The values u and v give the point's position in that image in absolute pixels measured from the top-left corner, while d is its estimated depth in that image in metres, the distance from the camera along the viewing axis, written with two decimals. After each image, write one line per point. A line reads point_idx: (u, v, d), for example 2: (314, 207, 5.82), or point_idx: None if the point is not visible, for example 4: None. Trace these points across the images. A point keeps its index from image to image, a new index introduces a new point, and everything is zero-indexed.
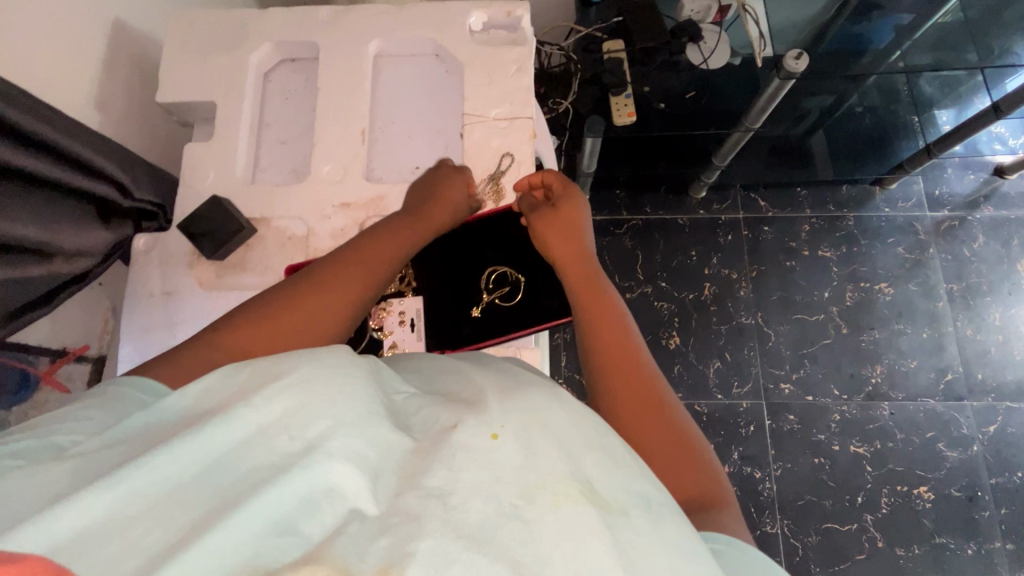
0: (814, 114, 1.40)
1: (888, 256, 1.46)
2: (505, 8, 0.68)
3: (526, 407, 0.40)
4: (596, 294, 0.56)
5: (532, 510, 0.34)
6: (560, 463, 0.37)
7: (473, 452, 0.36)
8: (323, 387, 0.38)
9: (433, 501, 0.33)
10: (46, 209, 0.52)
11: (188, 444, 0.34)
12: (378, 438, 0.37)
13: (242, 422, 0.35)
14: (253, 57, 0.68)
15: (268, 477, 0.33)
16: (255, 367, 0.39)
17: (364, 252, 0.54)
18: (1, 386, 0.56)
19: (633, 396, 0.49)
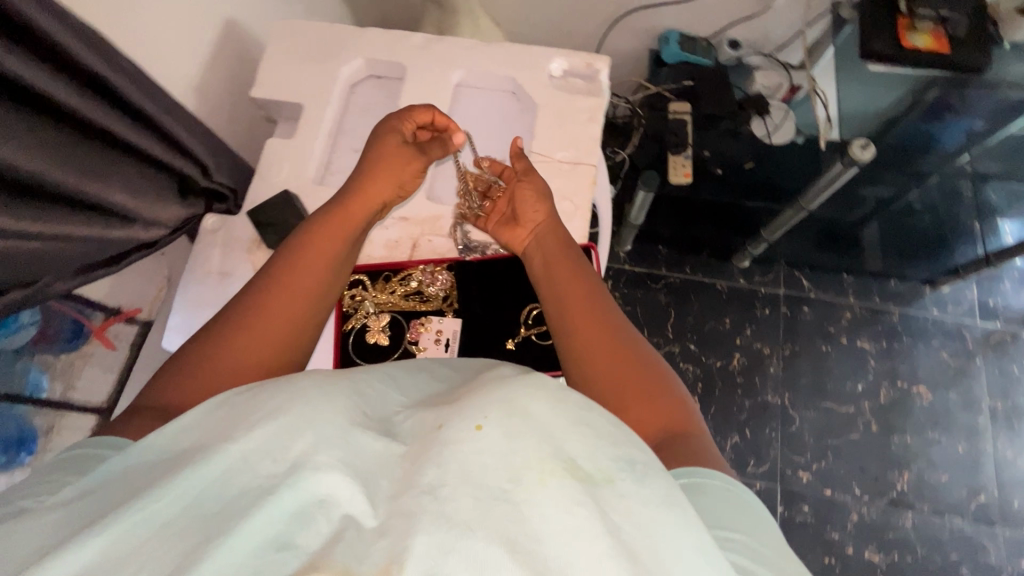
0: (871, 204, 1.33)
1: (930, 360, 1.41)
2: (585, 59, 0.72)
3: (511, 390, 0.37)
4: (561, 256, 0.56)
5: (523, 491, 0.32)
6: (540, 441, 0.34)
7: (460, 446, 0.34)
8: (294, 411, 0.35)
9: (426, 495, 0.32)
10: (133, 177, 0.55)
11: (174, 485, 0.33)
12: (361, 445, 0.35)
13: (224, 456, 0.34)
14: (344, 69, 0.73)
15: (257, 501, 0.31)
16: (237, 402, 0.38)
17: (325, 232, 0.54)
18: (55, 332, 0.60)
19: (601, 349, 0.49)
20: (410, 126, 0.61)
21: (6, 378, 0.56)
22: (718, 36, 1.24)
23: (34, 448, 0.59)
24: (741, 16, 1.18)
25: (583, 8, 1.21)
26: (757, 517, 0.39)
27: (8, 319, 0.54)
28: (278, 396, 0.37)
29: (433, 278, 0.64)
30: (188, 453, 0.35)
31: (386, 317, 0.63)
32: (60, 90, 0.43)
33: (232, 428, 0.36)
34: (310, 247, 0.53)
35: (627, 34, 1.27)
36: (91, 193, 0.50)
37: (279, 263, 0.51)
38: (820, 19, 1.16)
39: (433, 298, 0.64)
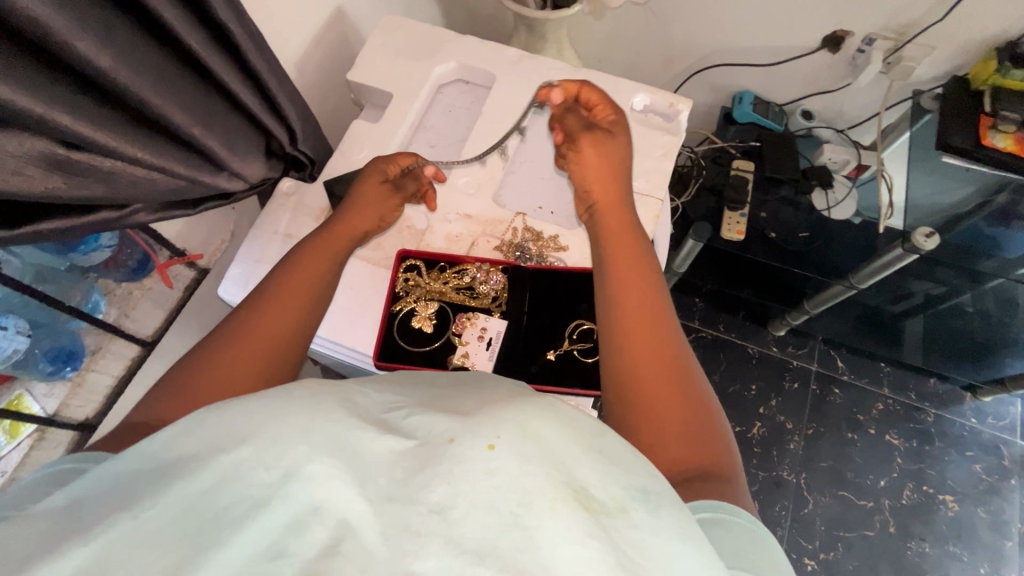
0: (918, 298, 1.32)
1: (962, 470, 1.34)
2: (668, 99, 0.74)
3: (516, 413, 0.35)
4: (633, 265, 0.56)
5: (534, 517, 0.30)
6: (548, 468, 0.32)
7: (465, 468, 0.31)
8: (276, 423, 0.33)
9: (434, 517, 0.30)
10: (230, 131, 0.57)
11: (164, 491, 0.31)
12: (358, 450, 0.33)
13: (212, 469, 0.31)
14: (437, 69, 0.76)
15: (251, 513, 0.30)
16: (226, 407, 0.35)
17: (315, 251, 0.56)
18: (123, 259, 0.63)
19: (652, 368, 0.49)
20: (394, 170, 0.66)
21: (68, 291, 0.59)
22: (792, 105, 1.26)
23: (78, 365, 0.62)
24: (820, 88, 1.19)
25: (663, 57, 1.25)
26: (766, 551, 0.39)
27: (91, 239, 0.58)
28: (269, 403, 0.35)
29: (487, 276, 0.65)
30: (175, 460, 0.32)
31: (435, 306, 0.64)
32: (191, 36, 0.47)
33: (217, 437, 0.33)
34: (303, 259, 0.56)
35: (702, 89, 1.29)
36: (196, 138, 0.52)
37: (279, 278, 0.53)
38: (900, 103, 1.15)
39: (482, 296, 0.65)
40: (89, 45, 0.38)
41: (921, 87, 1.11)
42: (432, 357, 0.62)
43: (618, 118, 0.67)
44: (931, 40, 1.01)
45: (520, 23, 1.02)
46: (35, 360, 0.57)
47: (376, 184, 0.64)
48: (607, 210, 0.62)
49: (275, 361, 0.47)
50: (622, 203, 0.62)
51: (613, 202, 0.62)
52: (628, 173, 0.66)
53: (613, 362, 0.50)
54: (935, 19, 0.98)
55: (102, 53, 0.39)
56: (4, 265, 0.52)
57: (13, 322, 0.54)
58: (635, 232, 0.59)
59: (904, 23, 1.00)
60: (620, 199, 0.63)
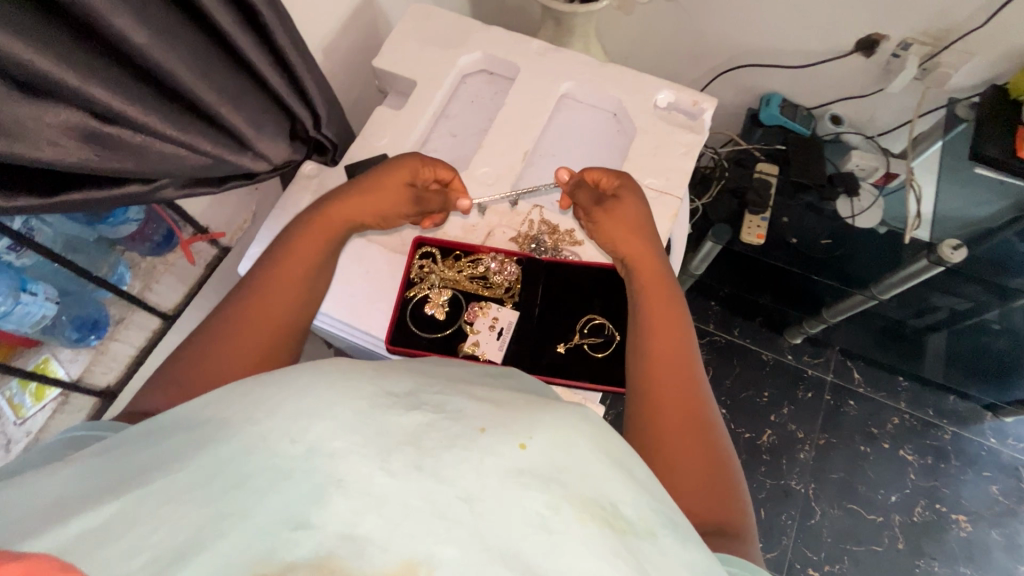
0: (942, 312, 1.28)
1: (978, 490, 1.31)
2: (693, 97, 0.73)
3: (550, 416, 0.36)
4: (664, 314, 0.55)
5: (561, 521, 0.31)
6: (582, 481, 0.34)
7: (495, 458, 0.33)
8: (306, 397, 0.34)
9: (461, 505, 0.31)
10: (257, 112, 0.58)
11: (191, 457, 0.32)
12: (386, 423, 0.34)
13: (241, 436, 0.33)
14: (462, 58, 0.76)
15: (271, 485, 0.31)
16: (255, 391, 0.36)
17: (308, 241, 0.55)
18: (149, 235, 0.65)
19: (677, 422, 0.49)
20: (427, 172, 0.60)
21: (97, 262, 0.61)
22: (821, 109, 1.23)
23: (103, 335, 0.64)
24: (852, 93, 1.17)
25: (691, 56, 1.23)
26: None
27: (120, 212, 0.60)
28: (300, 377, 0.36)
29: (502, 267, 0.65)
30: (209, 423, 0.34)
31: (447, 294, 0.65)
32: (222, 14, 0.47)
33: (246, 410, 0.34)
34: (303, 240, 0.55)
35: (729, 89, 1.27)
36: (225, 116, 0.53)
37: (267, 265, 0.53)
38: (934, 111, 1.12)
39: (496, 286, 0.66)
40: (125, 19, 0.39)
41: (957, 95, 1.08)
42: (442, 343, 0.62)
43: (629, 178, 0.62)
44: (970, 47, 0.98)
45: (548, 16, 1.01)
46: (62, 327, 0.59)
47: (400, 182, 0.59)
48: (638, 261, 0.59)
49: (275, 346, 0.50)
50: (653, 252, 0.59)
51: (644, 252, 0.59)
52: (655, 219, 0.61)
53: (637, 426, 0.50)
54: (977, 24, 0.95)
55: (138, 28, 0.40)
56: (37, 233, 0.54)
57: (43, 289, 0.56)
58: (668, 279, 0.58)
59: (943, 29, 0.98)
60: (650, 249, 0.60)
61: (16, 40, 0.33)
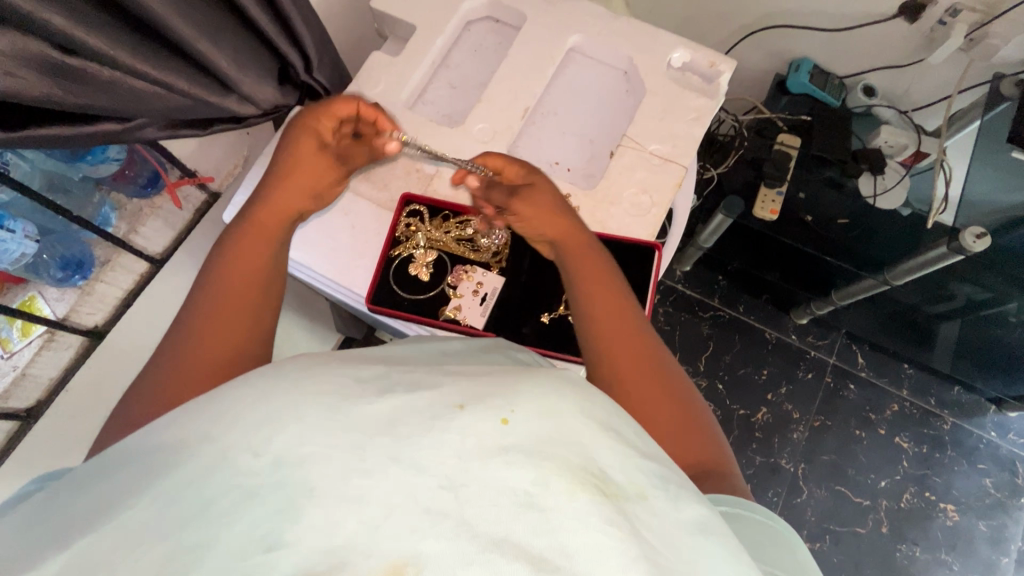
0: (959, 300, 1.21)
1: (970, 482, 1.30)
2: (710, 58, 0.67)
3: (531, 388, 0.35)
4: (597, 281, 0.53)
5: (549, 497, 0.30)
6: (571, 450, 0.33)
7: (479, 437, 0.32)
8: (270, 402, 0.33)
9: (445, 493, 0.30)
10: (239, 51, 0.55)
11: (143, 492, 0.31)
12: (353, 416, 0.33)
13: (197, 458, 0.31)
14: (466, 3, 0.71)
15: (240, 504, 0.30)
16: (216, 398, 0.34)
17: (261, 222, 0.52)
18: (134, 175, 0.64)
19: (641, 383, 0.47)
20: (330, 125, 0.56)
21: (80, 202, 0.60)
22: (854, 78, 1.15)
23: (88, 275, 0.63)
24: (890, 62, 1.08)
25: (719, 13, 1.15)
26: (781, 539, 0.41)
27: (98, 150, 0.59)
28: (255, 386, 0.34)
29: (490, 231, 0.63)
30: (163, 451, 0.33)
31: (433, 255, 0.63)
32: None
33: (200, 429, 0.33)
34: (281, 208, 0.53)
35: (758, 51, 1.19)
36: (201, 53, 0.50)
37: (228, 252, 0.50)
38: (976, 87, 1.04)
39: (482, 250, 0.64)
40: None
41: (1004, 70, 0.99)
42: (424, 305, 0.61)
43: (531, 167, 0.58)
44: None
45: None
46: (45, 266, 0.59)
47: (312, 147, 0.55)
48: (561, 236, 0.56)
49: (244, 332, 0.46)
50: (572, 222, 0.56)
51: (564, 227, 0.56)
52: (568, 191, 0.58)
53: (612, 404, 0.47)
54: None
55: None
56: (12, 167, 0.53)
57: (22, 227, 0.55)
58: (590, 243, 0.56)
59: None
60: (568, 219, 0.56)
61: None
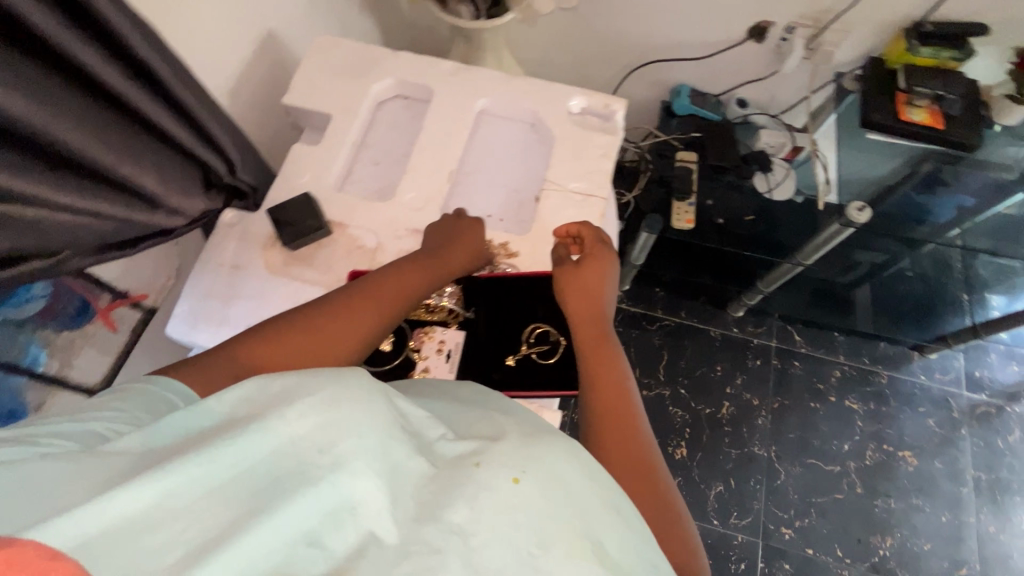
0: (863, 267, 1.41)
1: (917, 426, 1.42)
2: (604, 100, 0.75)
3: (548, 457, 0.39)
4: (608, 362, 0.57)
5: (548, 558, 0.34)
6: (573, 519, 0.36)
7: (494, 492, 0.36)
8: (356, 406, 0.37)
9: (455, 537, 0.34)
10: (164, 168, 0.56)
11: (225, 449, 0.34)
12: (399, 464, 0.37)
13: (281, 429, 0.36)
14: (374, 87, 0.75)
15: (299, 488, 0.34)
16: (300, 386, 0.38)
17: (364, 306, 0.55)
18: (63, 308, 0.61)
19: (632, 466, 0.48)
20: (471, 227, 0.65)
21: (5, 346, 0.56)
22: (727, 95, 1.30)
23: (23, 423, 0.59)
24: (752, 77, 1.24)
25: (602, 58, 1.28)
26: None
27: (22, 289, 0.55)
28: (330, 388, 0.38)
29: (442, 290, 0.65)
30: (244, 422, 0.37)
31: (391, 324, 0.64)
32: (115, 78, 0.46)
33: (277, 406, 0.37)
34: (398, 282, 0.59)
35: (642, 85, 1.33)
36: (127, 174, 0.51)
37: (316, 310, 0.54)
38: (824, 87, 1.22)
39: (438, 309, 0.65)
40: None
41: (842, 69, 1.17)
42: (390, 375, 0.61)
43: (599, 240, 0.65)
44: (846, 25, 1.07)
45: (458, 34, 1.02)
46: None
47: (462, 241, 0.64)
48: (579, 318, 0.61)
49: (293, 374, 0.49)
50: (596, 309, 0.61)
51: (584, 312, 0.61)
52: (611, 289, 0.64)
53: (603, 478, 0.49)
54: (847, 5, 1.03)
55: (14, 97, 0.39)
56: None
57: None
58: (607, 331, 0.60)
59: (820, 11, 1.06)
60: (593, 306, 0.62)
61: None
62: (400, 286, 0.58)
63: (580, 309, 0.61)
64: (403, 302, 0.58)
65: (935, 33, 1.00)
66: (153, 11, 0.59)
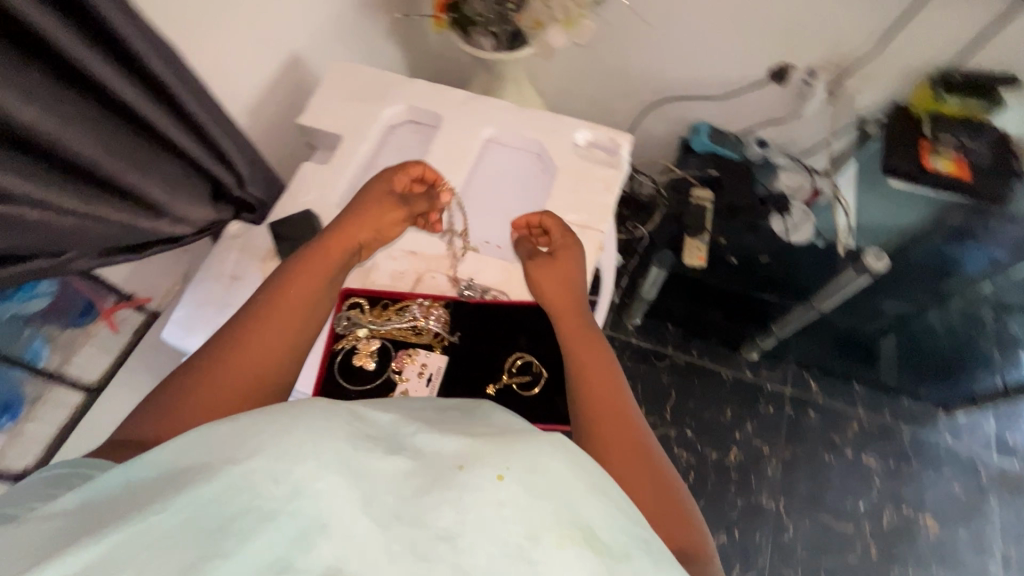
0: (890, 317, 1.30)
1: (941, 490, 1.33)
2: (610, 135, 0.76)
3: (527, 448, 0.39)
4: (590, 353, 0.57)
5: (539, 548, 0.34)
6: (559, 508, 0.36)
7: (476, 492, 0.36)
8: (297, 435, 0.36)
9: (442, 542, 0.34)
10: (171, 178, 0.58)
11: (171, 499, 0.33)
12: (371, 470, 0.37)
13: (226, 474, 0.34)
14: (387, 111, 0.78)
15: (253, 528, 0.33)
16: (242, 424, 0.37)
17: (279, 309, 0.54)
18: (65, 309, 0.63)
19: (626, 457, 0.49)
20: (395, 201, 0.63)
21: (10, 340, 0.58)
22: (747, 134, 1.30)
23: (16, 415, 0.61)
24: (772, 117, 1.23)
25: (622, 93, 1.29)
26: None
27: (29, 286, 0.58)
28: (275, 422, 0.37)
29: (427, 312, 0.64)
30: (190, 465, 0.36)
31: (376, 343, 0.64)
32: (130, 93, 0.49)
33: (226, 448, 0.36)
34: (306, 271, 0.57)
35: (661, 121, 1.34)
36: (134, 184, 0.53)
37: (232, 333, 0.52)
38: (846, 133, 1.19)
39: (423, 332, 0.65)
40: (13, 99, 0.40)
41: (866, 114, 1.15)
42: (372, 394, 0.62)
43: (558, 224, 0.64)
44: (869, 71, 1.06)
45: (479, 64, 1.04)
46: None
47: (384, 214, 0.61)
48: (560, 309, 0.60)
49: (245, 403, 0.49)
50: (572, 298, 0.61)
51: (563, 302, 0.61)
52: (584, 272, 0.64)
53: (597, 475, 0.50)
54: (870, 51, 1.02)
55: (28, 107, 0.41)
56: None
57: None
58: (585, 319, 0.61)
59: (843, 55, 1.05)
60: (570, 295, 0.61)
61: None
62: (312, 280, 0.56)
63: (558, 301, 0.61)
64: (324, 283, 0.57)
65: (961, 84, 0.99)
66: (180, 33, 0.63)
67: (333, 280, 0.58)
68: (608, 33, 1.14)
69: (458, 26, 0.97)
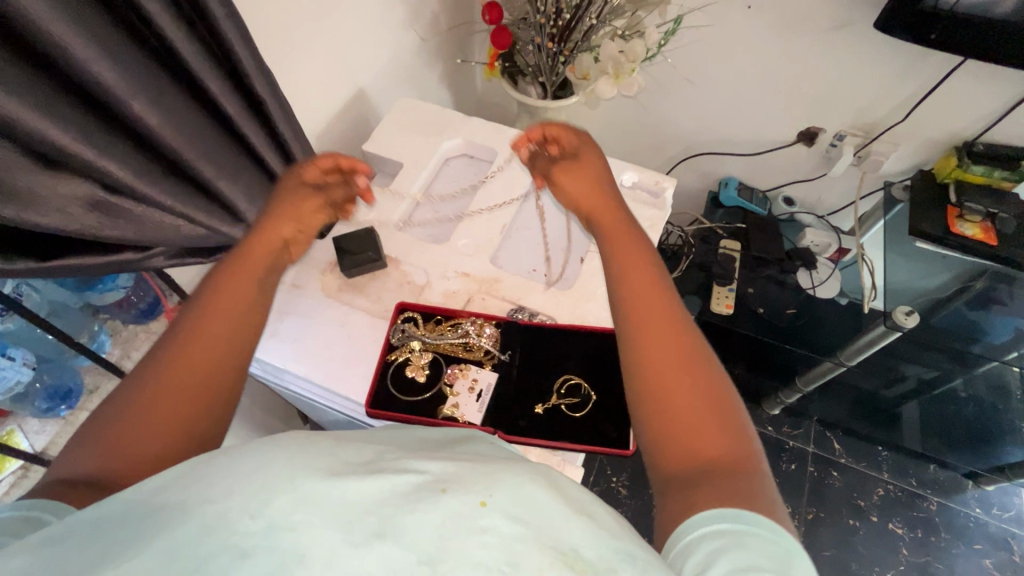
0: (911, 381, 1.33)
1: (971, 565, 1.28)
2: (655, 177, 0.80)
3: (505, 474, 0.33)
4: (629, 249, 0.55)
5: (521, 575, 0.28)
6: (538, 530, 0.30)
7: (453, 522, 0.30)
8: (280, 465, 0.31)
9: (423, 569, 0.28)
10: (251, 187, 0.60)
11: (150, 540, 0.28)
12: (346, 501, 0.30)
13: (199, 516, 0.29)
14: (445, 144, 0.83)
15: (230, 568, 0.27)
16: (224, 456, 0.33)
17: (211, 314, 0.46)
18: (132, 303, 0.66)
19: (660, 351, 0.46)
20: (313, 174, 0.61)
21: (78, 328, 0.62)
22: (774, 192, 1.35)
23: (73, 404, 0.62)
24: (799, 177, 1.29)
25: (655, 146, 1.37)
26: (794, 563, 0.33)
27: (110, 278, 0.62)
28: (263, 454, 0.32)
29: (481, 330, 0.66)
30: (164, 504, 0.30)
31: (429, 356, 0.66)
32: (231, 106, 0.54)
33: (208, 481, 0.31)
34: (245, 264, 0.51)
35: (691, 174, 1.39)
36: (220, 189, 0.56)
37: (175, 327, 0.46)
38: (873, 193, 1.24)
39: (475, 349, 0.67)
40: (140, 103, 0.44)
41: (891, 178, 1.20)
42: (423, 405, 0.63)
43: (582, 141, 0.66)
44: (895, 138, 1.11)
45: (524, 110, 1.10)
46: (33, 396, 0.59)
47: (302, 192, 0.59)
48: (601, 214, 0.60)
49: (202, 422, 0.42)
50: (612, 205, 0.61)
51: (600, 207, 0.61)
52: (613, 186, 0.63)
53: (630, 370, 0.47)
54: (896, 119, 1.07)
55: (149, 111, 0.46)
56: (25, 297, 0.55)
57: (21, 354, 0.55)
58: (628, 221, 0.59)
59: (870, 122, 1.11)
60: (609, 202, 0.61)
61: (32, 108, 0.37)
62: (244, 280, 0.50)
63: (596, 208, 0.61)
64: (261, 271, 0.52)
65: (985, 153, 1.02)
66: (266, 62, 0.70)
67: (265, 280, 0.52)
68: (649, 87, 1.21)
69: (509, 74, 1.09)
